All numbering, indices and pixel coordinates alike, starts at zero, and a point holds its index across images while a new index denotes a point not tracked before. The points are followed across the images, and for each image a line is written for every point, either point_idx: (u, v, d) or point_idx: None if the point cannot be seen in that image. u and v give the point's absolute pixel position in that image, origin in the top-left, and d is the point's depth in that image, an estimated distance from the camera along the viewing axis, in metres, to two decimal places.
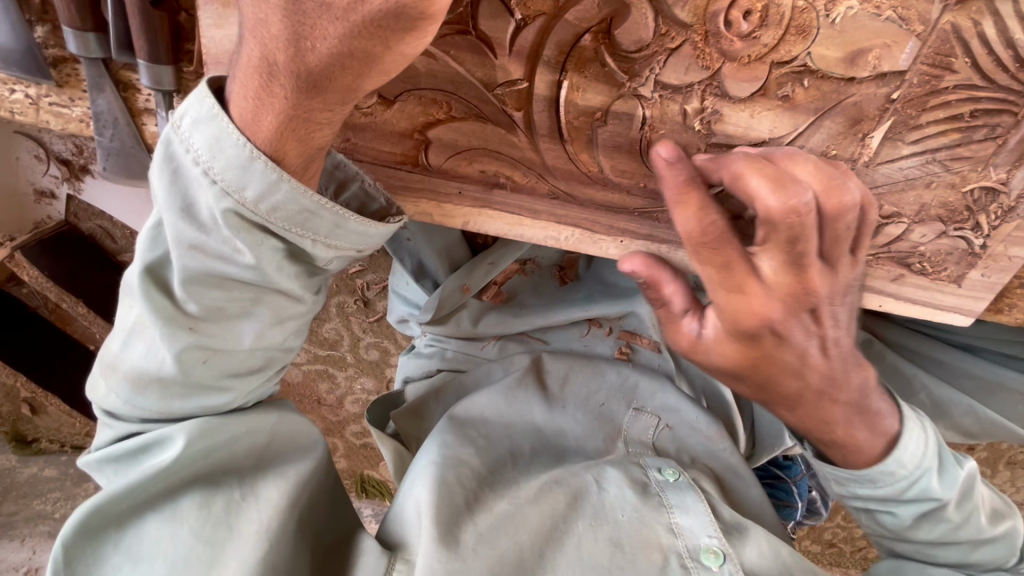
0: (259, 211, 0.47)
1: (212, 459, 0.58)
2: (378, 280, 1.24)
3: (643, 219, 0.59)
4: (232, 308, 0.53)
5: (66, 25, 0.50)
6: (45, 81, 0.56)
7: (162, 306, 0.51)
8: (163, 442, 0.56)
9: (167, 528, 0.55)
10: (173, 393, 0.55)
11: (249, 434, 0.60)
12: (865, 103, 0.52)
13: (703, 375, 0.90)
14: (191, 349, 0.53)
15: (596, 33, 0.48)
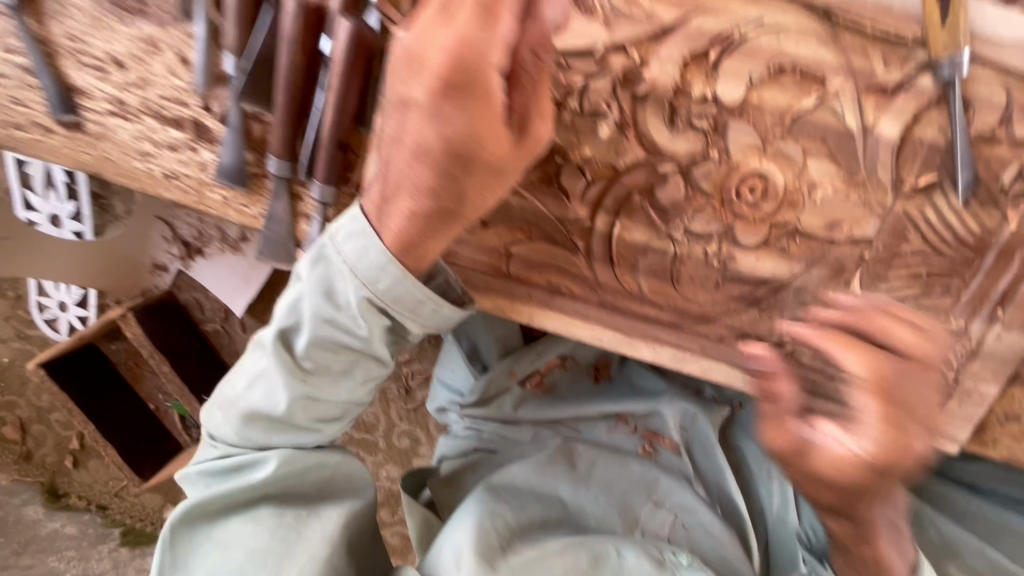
0: (379, 298, 0.63)
1: (286, 483, 0.72)
2: (422, 371, 1.37)
3: (672, 330, 0.73)
4: (337, 367, 0.67)
5: (273, 154, 0.71)
6: (240, 188, 0.75)
7: (286, 360, 0.66)
8: (259, 464, 0.69)
9: (248, 529, 0.69)
10: (276, 428, 0.68)
11: (318, 467, 0.73)
12: (845, 258, 0.69)
13: (719, 485, 1.00)
14: (300, 396, 0.67)
15: (643, 193, 0.68)
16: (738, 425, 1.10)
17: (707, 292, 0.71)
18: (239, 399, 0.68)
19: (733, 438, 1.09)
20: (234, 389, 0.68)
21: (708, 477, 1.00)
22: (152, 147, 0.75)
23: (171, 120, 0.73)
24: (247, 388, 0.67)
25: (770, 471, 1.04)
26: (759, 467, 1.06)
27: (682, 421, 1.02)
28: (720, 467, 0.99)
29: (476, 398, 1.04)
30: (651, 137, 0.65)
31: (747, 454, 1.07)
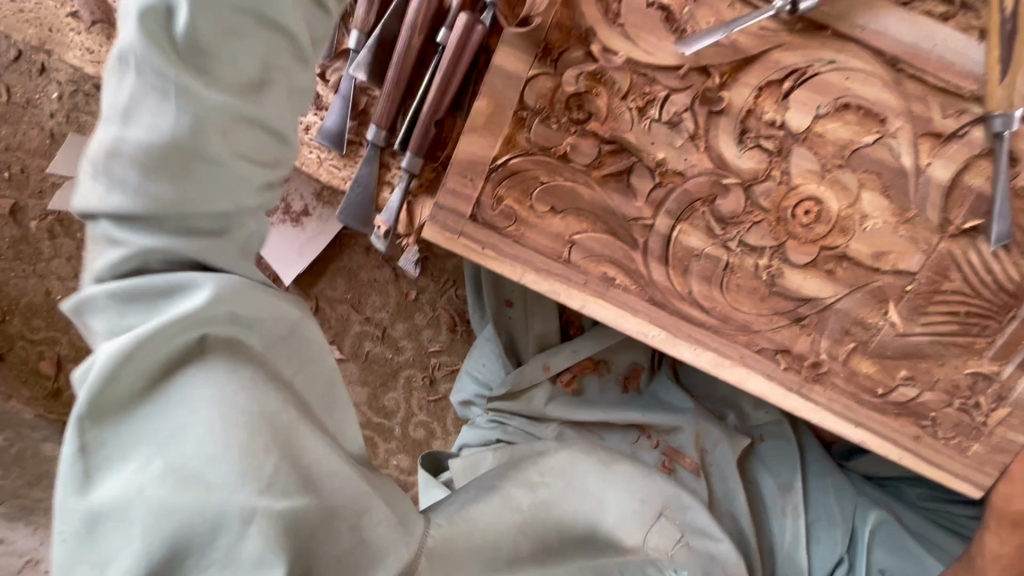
0: None
1: (232, 331, 0.51)
2: (450, 363, 1.42)
3: (714, 335, 0.78)
4: (246, 42, 0.47)
5: (375, 123, 0.79)
6: (337, 150, 0.83)
7: (160, 39, 0.44)
8: (191, 287, 0.47)
9: (189, 397, 0.47)
10: (177, 171, 0.45)
11: (269, 317, 0.53)
12: (887, 288, 0.73)
13: (733, 516, 0.98)
14: (200, 93, 0.45)
15: (705, 201, 0.73)
16: (755, 458, 1.06)
17: (754, 303, 0.76)
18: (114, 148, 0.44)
19: (750, 471, 1.06)
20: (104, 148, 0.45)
21: (722, 505, 0.99)
22: None
23: None
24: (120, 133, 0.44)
25: (784, 508, 1.01)
26: (774, 504, 1.02)
27: (706, 444, 1.02)
28: (737, 494, 0.98)
29: (505, 391, 1.06)
30: (720, 151, 0.71)
31: (764, 489, 1.04)
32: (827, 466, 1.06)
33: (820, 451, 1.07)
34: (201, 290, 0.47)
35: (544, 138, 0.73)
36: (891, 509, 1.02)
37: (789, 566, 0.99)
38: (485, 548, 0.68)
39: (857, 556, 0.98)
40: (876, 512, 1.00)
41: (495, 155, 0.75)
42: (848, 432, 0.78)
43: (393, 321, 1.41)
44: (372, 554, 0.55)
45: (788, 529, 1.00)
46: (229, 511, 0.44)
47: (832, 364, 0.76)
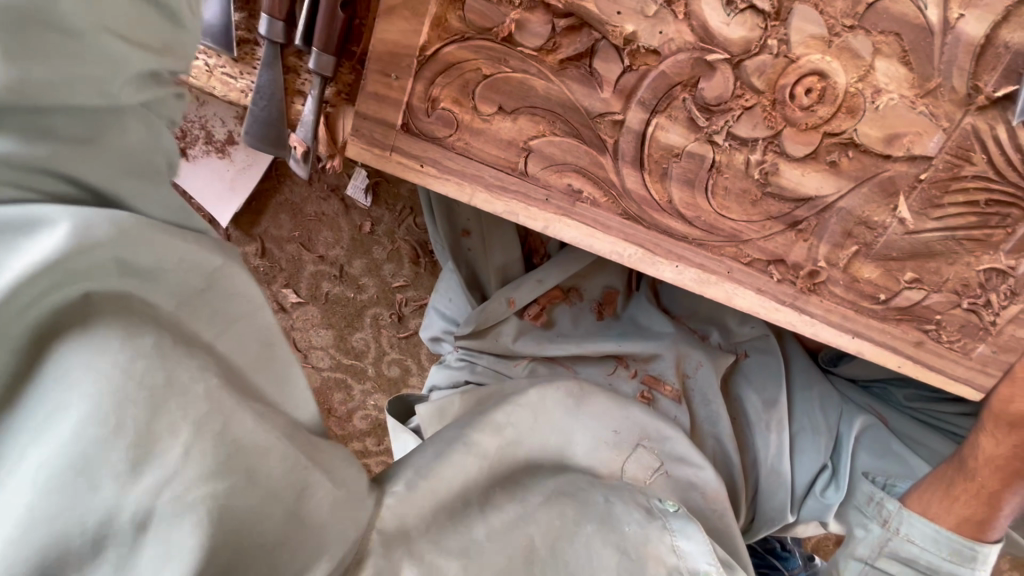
0: None
1: (105, 277, 0.34)
2: (417, 298, 1.32)
3: (698, 249, 0.67)
4: None
5: (265, 13, 0.61)
6: (226, 53, 0.66)
7: None
8: (47, 226, 0.31)
9: (50, 400, 0.31)
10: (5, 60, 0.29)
11: (169, 257, 0.37)
12: (898, 178, 0.62)
13: (715, 438, 0.94)
14: None
15: (685, 86, 0.60)
16: (739, 374, 1.01)
17: (743, 209, 0.65)
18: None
19: (734, 388, 1.01)
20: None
21: (704, 428, 0.94)
22: None
23: None
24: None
25: (769, 422, 0.97)
26: (758, 419, 0.98)
27: (687, 368, 0.96)
28: (720, 417, 0.94)
29: (470, 330, 0.97)
30: (702, 18, 0.56)
31: (747, 405, 0.99)
32: (813, 374, 1.02)
33: (805, 361, 1.03)
34: (62, 227, 0.31)
35: (482, 17, 0.58)
36: (877, 412, 1.00)
37: (773, 479, 0.97)
38: (452, 499, 0.57)
39: (842, 460, 0.96)
40: (861, 417, 0.98)
41: (422, 44, 0.59)
42: (845, 343, 0.71)
43: (350, 258, 1.29)
44: (313, 536, 0.41)
45: (772, 442, 0.97)
46: (130, 525, 0.31)
47: (831, 271, 0.67)
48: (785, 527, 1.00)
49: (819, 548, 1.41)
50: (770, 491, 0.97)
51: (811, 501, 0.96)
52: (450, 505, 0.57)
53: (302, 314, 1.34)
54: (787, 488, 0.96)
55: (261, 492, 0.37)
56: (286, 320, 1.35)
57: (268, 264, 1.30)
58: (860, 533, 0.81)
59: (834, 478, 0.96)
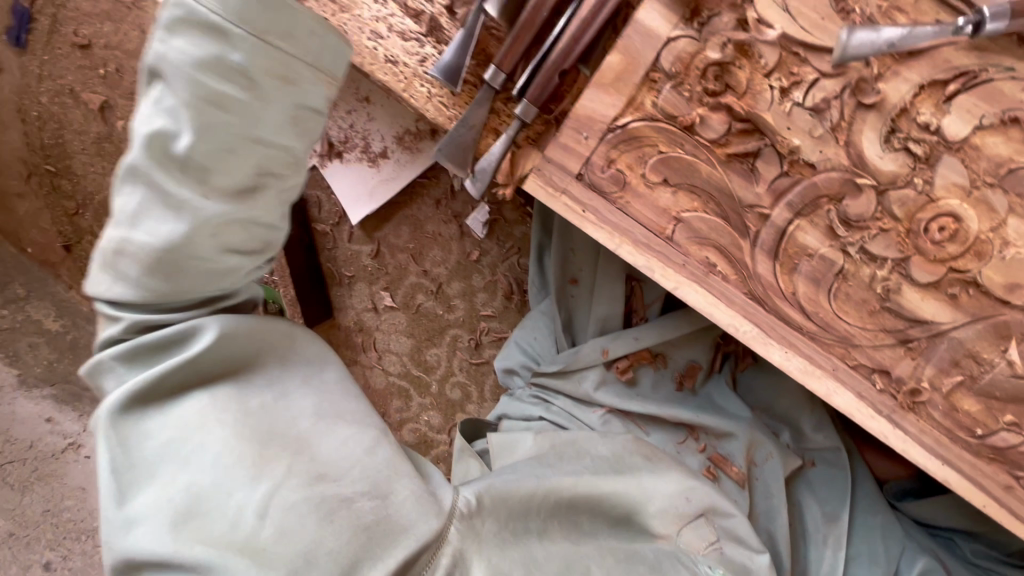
0: (221, 54, 0.57)
1: (240, 354, 0.63)
2: (499, 330, 1.40)
3: (808, 342, 0.74)
4: (237, 158, 0.59)
5: (495, 63, 0.76)
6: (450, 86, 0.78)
7: (171, 176, 0.58)
8: (193, 335, 0.60)
9: (207, 414, 0.59)
10: (176, 270, 0.59)
11: (274, 333, 0.67)
12: (1013, 324, 0.68)
13: (771, 534, 0.94)
14: (206, 220, 0.58)
15: (830, 199, 0.69)
16: (802, 483, 1.02)
17: (860, 316, 0.72)
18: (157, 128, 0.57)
19: (795, 494, 1.01)
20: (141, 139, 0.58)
21: (760, 520, 0.95)
22: (386, 30, 0.81)
23: (413, 12, 0.81)
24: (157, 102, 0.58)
25: (826, 538, 0.97)
26: (816, 532, 0.98)
27: (756, 457, 0.98)
28: (778, 515, 0.95)
29: (557, 370, 1.03)
30: (860, 148, 0.66)
31: (805, 515, 0.99)
32: (879, 503, 1.01)
33: (873, 487, 1.02)
34: (207, 332, 0.60)
35: (671, 106, 0.70)
36: (941, 559, 0.97)
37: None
38: (523, 513, 0.71)
39: None
40: (924, 559, 0.95)
41: (616, 114, 0.72)
42: (933, 467, 0.73)
43: (449, 279, 1.40)
44: (395, 529, 0.59)
45: (826, 560, 0.95)
46: (257, 520, 0.55)
47: (931, 394, 0.72)
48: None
49: None
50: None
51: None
52: (518, 512, 0.70)
53: (389, 318, 1.46)
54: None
55: (338, 499, 0.58)
56: (374, 319, 1.47)
57: (376, 265, 1.43)
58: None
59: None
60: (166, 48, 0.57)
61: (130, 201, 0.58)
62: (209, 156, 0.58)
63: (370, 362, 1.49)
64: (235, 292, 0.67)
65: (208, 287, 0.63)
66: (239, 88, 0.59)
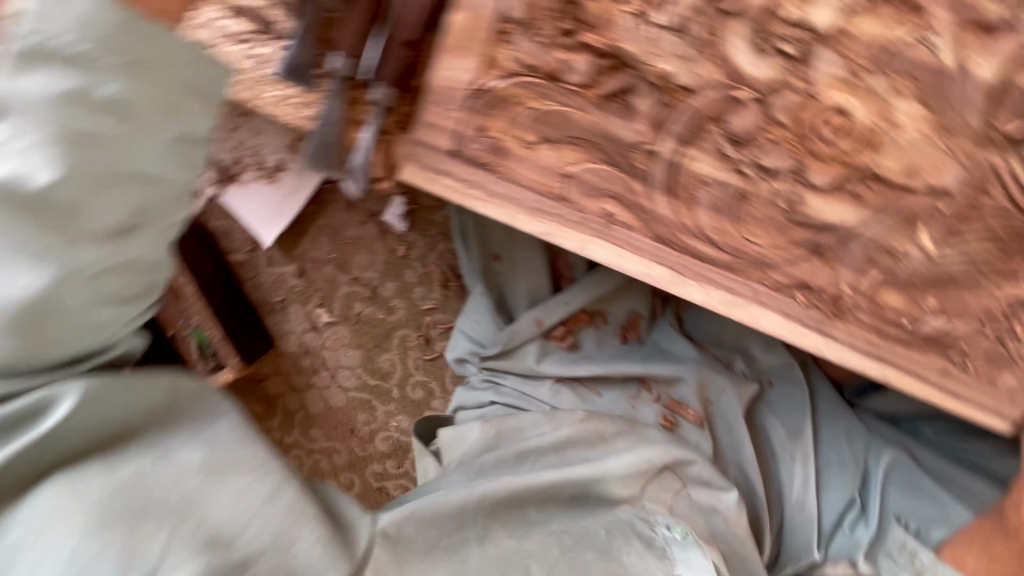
0: (91, 91, 0.52)
1: (107, 423, 0.55)
2: (445, 321, 1.37)
3: (725, 273, 0.71)
4: (109, 197, 0.54)
5: (340, 51, 0.68)
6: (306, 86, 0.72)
7: (27, 219, 0.50)
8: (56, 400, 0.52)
9: (65, 503, 0.51)
10: (40, 327, 0.51)
11: (146, 394, 0.57)
12: (920, 210, 0.65)
13: (740, 465, 0.95)
14: (75, 269, 0.51)
15: (714, 120, 0.65)
16: (764, 404, 1.01)
17: (769, 234, 0.69)
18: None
19: (759, 419, 1.01)
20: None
21: (727, 455, 0.95)
22: (222, 37, 0.75)
23: (242, 10, 0.74)
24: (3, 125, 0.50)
25: (794, 454, 0.97)
26: (784, 450, 0.98)
27: (710, 394, 0.97)
28: (743, 444, 0.94)
29: (499, 349, 0.99)
30: (732, 60, 0.61)
31: (772, 436, 0.99)
32: (840, 407, 1.01)
33: (831, 393, 1.03)
34: (65, 400, 0.52)
35: (528, 56, 0.64)
36: (907, 447, 0.98)
37: (799, 514, 0.95)
38: (456, 521, 0.70)
39: (869, 496, 0.95)
40: (889, 452, 0.97)
41: (474, 77, 0.66)
42: (870, 367, 0.73)
43: (382, 280, 1.35)
44: None
45: (797, 475, 0.96)
46: None
47: (854, 296, 0.70)
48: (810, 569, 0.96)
49: None
50: (796, 526, 0.95)
51: (840, 538, 0.94)
52: (450, 524, 0.70)
53: (333, 334, 1.40)
54: (814, 523, 0.94)
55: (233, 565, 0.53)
56: (317, 338, 1.40)
57: (304, 284, 1.36)
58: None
59: (862, 516, 0.94)
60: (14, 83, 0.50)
61: None
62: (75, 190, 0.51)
63: (324, 382, 1.43)
64: (115, 344, 0.59)
65: (83, 341, 0.55)
66: (115, 121, 0.53)
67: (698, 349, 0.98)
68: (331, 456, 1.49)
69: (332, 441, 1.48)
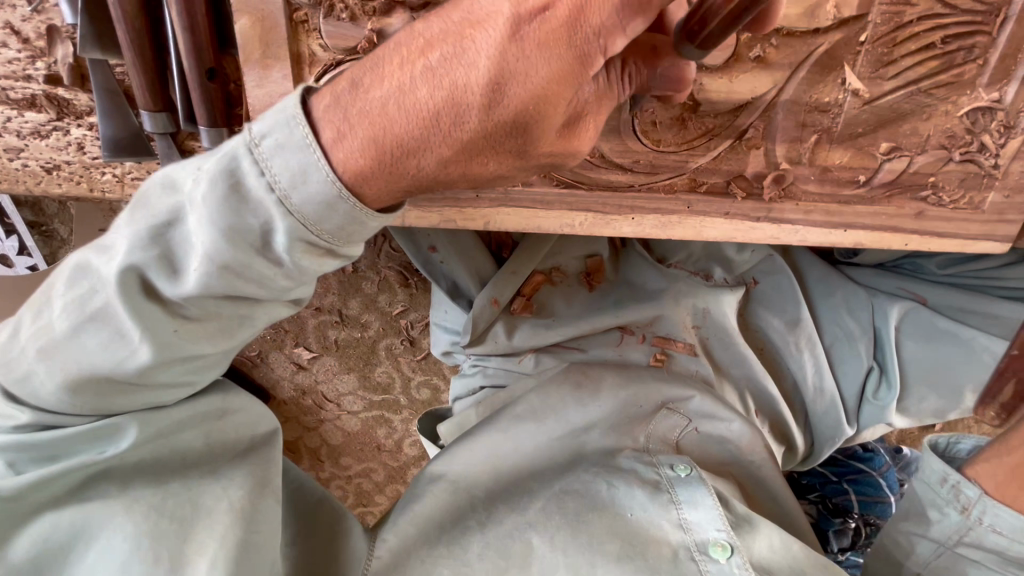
0: (245, 213, 0.43)
1: (162, 445, 0.58)
2: (420, 318, 1.30)
3: (649, 193, 0.63)
4: (223, 314, 0.50)
5: (142, 108, 0.60)
6: (146, 156, 0.64)
7: (143, 304, 0.47)
8: (112, 432, 0.54)
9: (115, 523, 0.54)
10: (125, 390, 0.52)
11: (196, 420, 0.59)
12: (835, 50, 0.56)
13: (746, 375, 0.93)
14: (167, 363, 0.50)
15: None
16: (756, 302, 0.95)
17: (680, 137, 0.60)
18: (334, 255, 0.48)
19: (753, 318, 0.95)
20: (200, 198, 0.43)
21: (729, 370, 0.93)
22: (17, 138, 0.65)
23: (24, 102, 0.63)
24: (287, 203, 0.43)
25: (798, 343, 0.93)
26: (786, 343, 0.94)
27: (693, 320, 0.92)
28: (743, 354, 0.91)
29: (470, 339, 0.94)
30: None
31: (770, 332, 0.94)
32: (833, 282, 0.94)
33: (821, 269, 0.95)
34: (125, 434, 0.54)
35: (341, 38, 0.55)
36: (913, 293, 0.92)
37: (822, 401, 0.94)
38: (445, 522, 0.75)
39: (887, 358, 0.92)
40: (898, 304, 0.91)
41: (295, 84, 0.57)
42: (837, 239, 0.65)
43: (344, 300, 1.27)
44: None
45: (807, 363, 0.94)
46: None
47: (797, 170, 0.61)
48: (847, 441, 0.99)
49: (905, 437, 1.44)
50: (822, 412, 0.95)
51: (868, 407, 0.94)
52: (448, 522, 0.74)
53: (321, 366, 1.36)
54: (838, 404, 0.94)
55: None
56: (308, 376, 1.38)
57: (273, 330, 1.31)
58: (933, 516, 0.62)
59: (883, 377, 0.93)
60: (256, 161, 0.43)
61: (90, 300, 0.47)
62: (269, 295, 0.49)
63: (334, 413, 1.43)
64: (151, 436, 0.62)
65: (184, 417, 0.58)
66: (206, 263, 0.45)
67: (668, 276, 0.92)
68: (371, 474, 1.53)
69: (365, 462, 1.51)
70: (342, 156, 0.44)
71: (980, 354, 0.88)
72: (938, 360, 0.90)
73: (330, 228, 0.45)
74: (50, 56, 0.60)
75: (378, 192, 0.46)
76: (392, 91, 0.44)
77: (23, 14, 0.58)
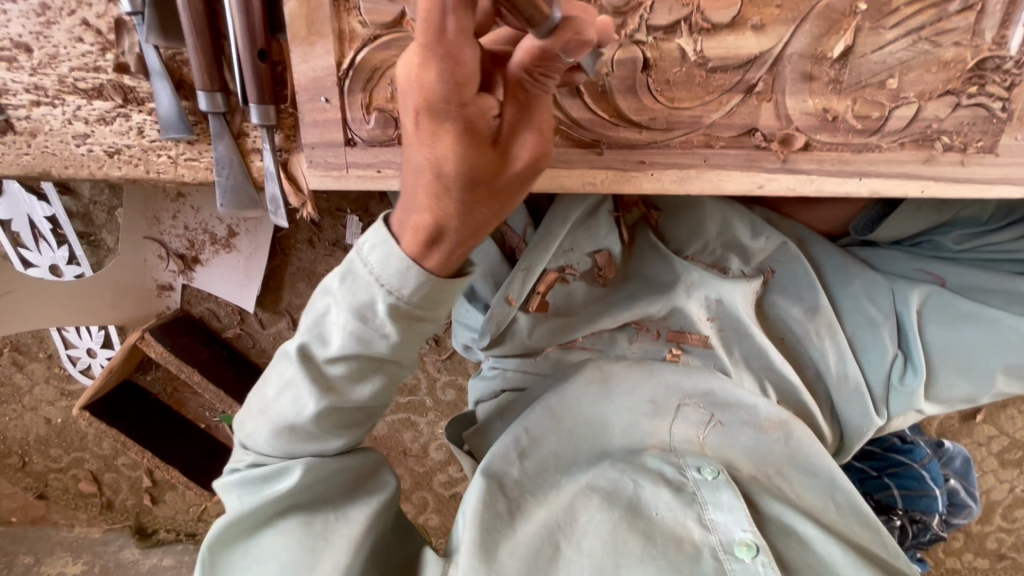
0: (391, 283, 0.56)
1: (315, 491, 0.67)
2: (445, 316, 1.33)
3: (666, 149, 0.66)
4: (364, 371, 0.62)
5: (200, 88, 0.66)
6: (188, 138, 0.71)
7: (311, 374, 0.61)
8: (285, 473, 0.64)
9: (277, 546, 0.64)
10: (299, 438, 0.64)
11: (341, 472, 0.68)
12: (836, 4, 0.59)
13: (764, 366, 0.91)
14: (328, 413, 0.62)
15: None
16: (773, 291, 0.93)
17: (694, 94, 0.63)
18: (423, 315, 0.59)
19: (769, 308, 0.93)
20: (336, 296, 0.59)
21: (746, 361, 0.91)
22: (84, 125, 0.71)
23: (92, 91, 0.70)
24: (387, 282, 0.56)
25: (819, 331, 0.91)
26: (807, 331, 0.92)
27: (706, 312, 0.88)
28: (761, 346, 0.89)
29: (489, 340, 0.92)
30: None
31: (789, 321, 0.93)
32: (852, 270, 0.93)
33: (837, 257, 0.94)
34: (293, 472, 0.64)
35: (379, 13, 0.61)
36: (932, 274, 0.92)
37: (847, 389, 0.93)
38: (486, 526, 0.70)
39: (911, 344, 0.91)
40: (918, 289, 0.90)
41: (337, 59, 0.63)
42: (854, 189, 0.67)
43: None
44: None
45: (830, 351, 0.92)
46: None
47: (808, 122, 0.64)
48: (877, 431, 0.97)
49: (946, 429, 1.39)
50: (847, 401, 0.93)
51: (894, 395, 0.92)
52: (490, 522, 0.71)
53: None
54: (864, 391, 0.92)
55: None
56: None
57: None
58: None
59: (908, 363, 0.92)
60: (359, 255, 0.57)
61: (281, 380, 0.62)
62: (389, 350, 0.60)
63: None
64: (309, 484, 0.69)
65: (333, 461, 0.67)
66: (346, 335, 0.59)
67: (682, 267, 0.88)
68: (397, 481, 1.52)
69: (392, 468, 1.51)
70: (406, 239, 0.56)
71: (1008, 335, 0.86)
72: (964, 344, 0.89)
73: (410, 292, 0.57)
74: (118, 47, 0.67)
75: (438, 259, 0.56)
76: (423, 181, 0.52)
77: (98, 11, 0.66)
